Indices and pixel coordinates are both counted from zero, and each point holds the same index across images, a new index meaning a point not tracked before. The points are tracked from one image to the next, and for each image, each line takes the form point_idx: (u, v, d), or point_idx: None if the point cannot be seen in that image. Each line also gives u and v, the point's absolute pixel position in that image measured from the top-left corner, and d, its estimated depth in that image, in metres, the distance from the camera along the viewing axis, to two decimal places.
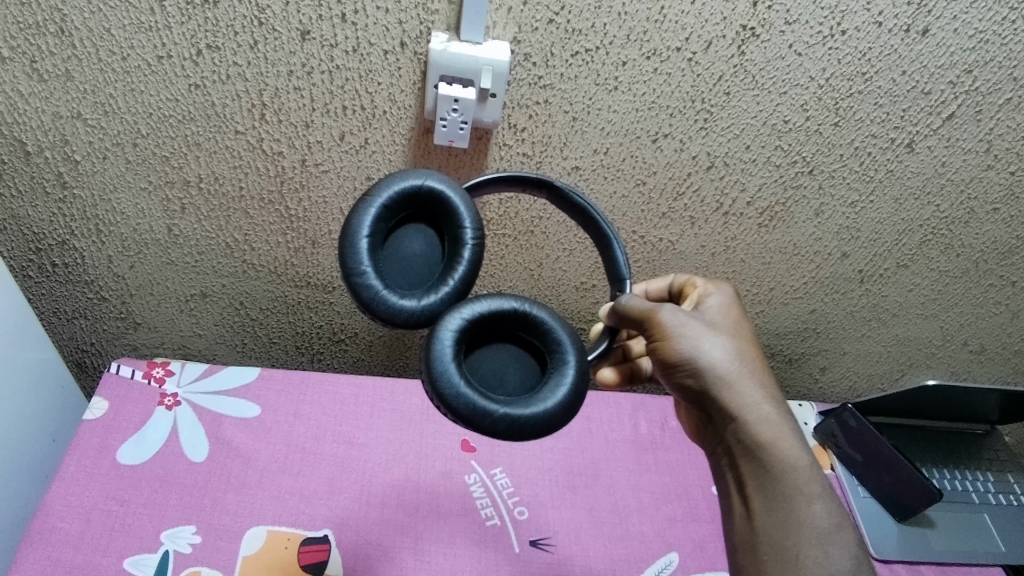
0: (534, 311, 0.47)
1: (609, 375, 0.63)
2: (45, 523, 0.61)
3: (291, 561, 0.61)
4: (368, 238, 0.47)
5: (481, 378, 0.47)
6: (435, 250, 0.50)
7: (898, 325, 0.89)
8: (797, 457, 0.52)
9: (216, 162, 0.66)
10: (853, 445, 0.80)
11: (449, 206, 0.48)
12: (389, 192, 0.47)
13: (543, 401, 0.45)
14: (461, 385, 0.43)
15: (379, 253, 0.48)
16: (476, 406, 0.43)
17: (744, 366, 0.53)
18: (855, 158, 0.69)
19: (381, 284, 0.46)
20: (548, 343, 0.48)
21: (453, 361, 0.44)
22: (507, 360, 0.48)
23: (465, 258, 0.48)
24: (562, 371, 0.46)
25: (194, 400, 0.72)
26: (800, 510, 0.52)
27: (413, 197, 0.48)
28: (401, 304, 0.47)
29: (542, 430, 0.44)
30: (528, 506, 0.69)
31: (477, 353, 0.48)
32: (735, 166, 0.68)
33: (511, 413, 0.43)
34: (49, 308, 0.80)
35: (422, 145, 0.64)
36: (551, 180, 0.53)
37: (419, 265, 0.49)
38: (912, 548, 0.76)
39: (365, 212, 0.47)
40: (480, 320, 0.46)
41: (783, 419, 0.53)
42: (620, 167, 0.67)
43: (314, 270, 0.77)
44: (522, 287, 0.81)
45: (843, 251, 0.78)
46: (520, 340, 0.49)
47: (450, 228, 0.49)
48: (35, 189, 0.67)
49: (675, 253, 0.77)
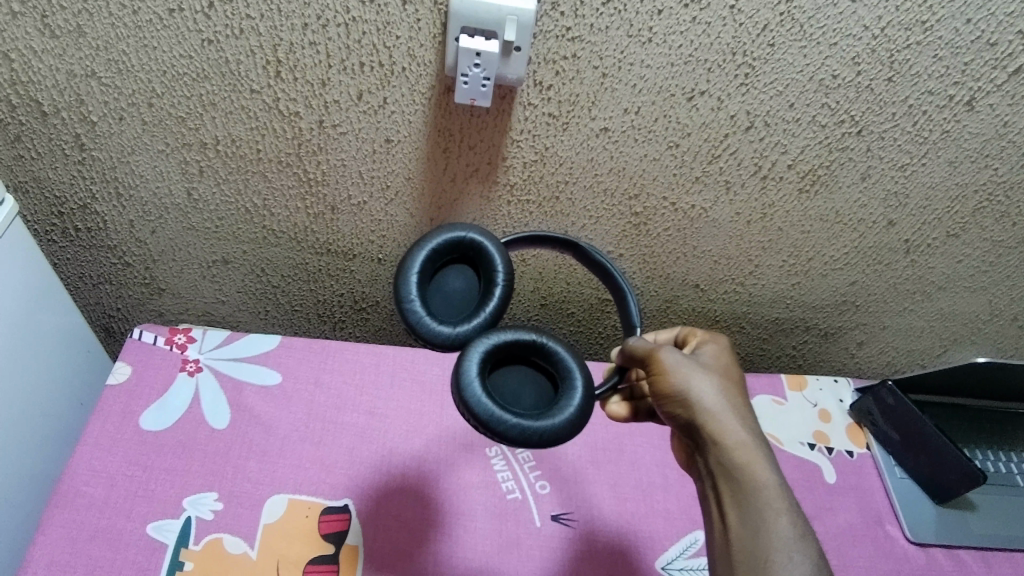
0: (550, 342, 0.50)
1: (619, 410, 0.61)
2: (70, 487, 0.61)
3: (311, 530, 0.61)
4: (417, 274, 0.52)
5: (499, 394, 0.49)
6: (473, 288, 0.55)
7: (944, 298, 0.84)
8: (767, 479, 0.48)
9: (232, 123, 0.64)
10: (891, 424, 0.76)
11: (484, 251, 0.53)
12: (438, 236, 0.53)
13: (552, 418, 0.47)
14: (483, 395, 0.46)
15: (425, 285, 0.53)
16: (490, 413, 0.45)
17: (732, 403, 0.51)
18: (908, 117, 0.63)
19: (423, 309, 0.51)
20: (561, 370, 0.50)
21: (478, 374, 0.47)
22: (525, 383, 0.50)
23: (495, 291, 0.52)
24: (571, 394, 0.48)
25: (216, 367, 0.71)
26: (768, 529, 0.47)
27: (457, 243, 0.54)
28: (439, 328, 0.51)
29: (547, 442, 0.46)
30: (550, 480, 0.67)
31: (498, 373, 0.50)
32: (777, 125, 0.63)
33: (522, 423, 0.45)
34: (74, 273, 0.80)
35: (444, 105, 0.61)
36: (575, 241, 0.59)
37: (457, 300, 0.54)
38: (951, 532, 0.73)
39: (416, 251, 0.52)
40: (503, 344, 0.49)
41: (761, 446, 0.50)
42: (652, 128, 0.63)
43: (335, 237, 0.76)
44: (546, 255, 0.78)
45: (889, 219, 0.74)
46: (539, 367, 0.51)
47: (486, 270, 0.54)
48: (54, 150, 0.66)
49: (708, 221, 0.74)
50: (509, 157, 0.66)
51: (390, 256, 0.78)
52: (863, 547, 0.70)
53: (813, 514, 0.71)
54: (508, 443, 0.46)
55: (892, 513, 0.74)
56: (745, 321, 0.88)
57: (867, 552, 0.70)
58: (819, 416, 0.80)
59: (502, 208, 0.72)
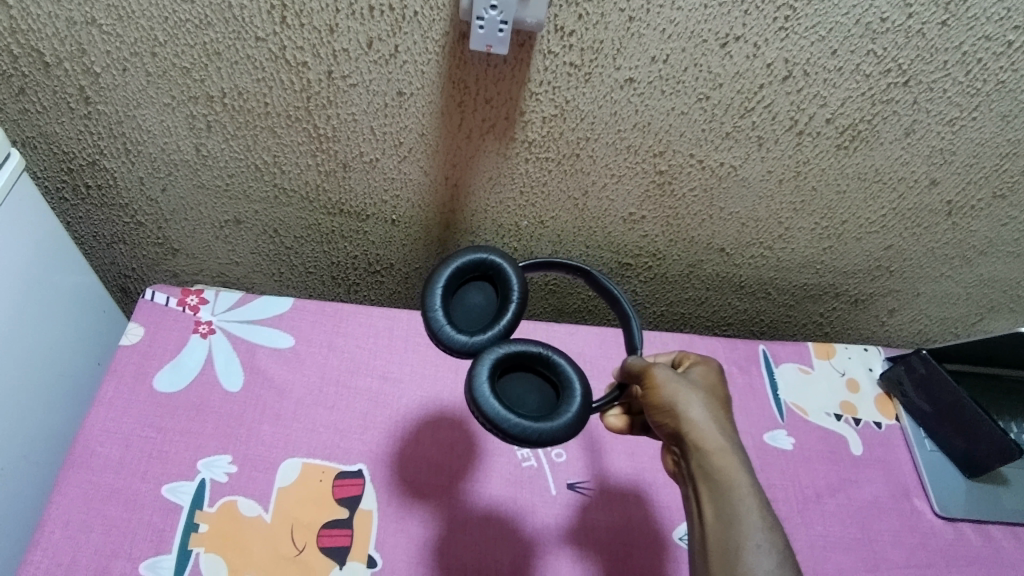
0: (556, 355, 0.51)
1: (615, 422, 0.56)
2: (85, 447, 0.61)
3: (325, 494, 0.60)
4: (442, 288, 0.53)
5: (505, 397, 0.49)
6: (492, 306, 0.55)
7: (984, 264, 0.80)
8: (738, 477, 0.46)
9: (238, 74, 0.61)
10: (922, 395, 0.73)
11: (504, 270, 0.54)
12: (462, 255, 0.54)
13: (551, 420, 0.47)
14: (490, 398, 0.46)
15: (448, 297, 0.53)
16: (496, 411, 0.46)
17: (717, 416, 0.49)
18: (961, 65, 0.58)
19: (445, 317, 0.51)
20: (563, 381, 0.51)
21: (488, 379, 0.47)
22: (530, 389, 0.51)
23: (511, 305, 0.52)
24: (570, 401, 0.49)
25: (228, 329, 0.70)
26: (735, 527, 0.45)
27: (480, 262, 0.54)
28: (456, 336, 0.51)
29: (544, 443, 0.47)
30: (566, 448, 0.66)
31: (505, 379, 0.50)
32: (817, 75, 0.59)
33: (523, 424, 0.46)
34: (88, 232, 0.79)
35: (458, 54, 0.58)
36: (587, 269, 0.59)
37: (476, 316, 0.54)
38: (982, 507, 0.69)
39: (442, 267, 0.53)
40: (512, 354, 0.50)
41: (742, 456, 0.48)
42: (681, 78, 0.59)
43: (347, 196, 0.74)
44: (566, 217, 0.75)
45: (932, 177, 0.69)
46: (545, 378, 0.52)
47: (502, 289, 0.54)
48: (59, 104, 0.64)
49: (738, 180, 0.70)
50: (528, 111, 0.63)
51: (405, 217, 0.76)
52: (890, 520, 0.68)
53: (838, 486, 0.69)
54: (508, 439, 0.46)
55: (920, 486, 0.71)
56: (771, 286, 0.85)
57: (894, 526, 0.67)
58: (847, 386, 0.76)
59: (519, 166, 0.69)
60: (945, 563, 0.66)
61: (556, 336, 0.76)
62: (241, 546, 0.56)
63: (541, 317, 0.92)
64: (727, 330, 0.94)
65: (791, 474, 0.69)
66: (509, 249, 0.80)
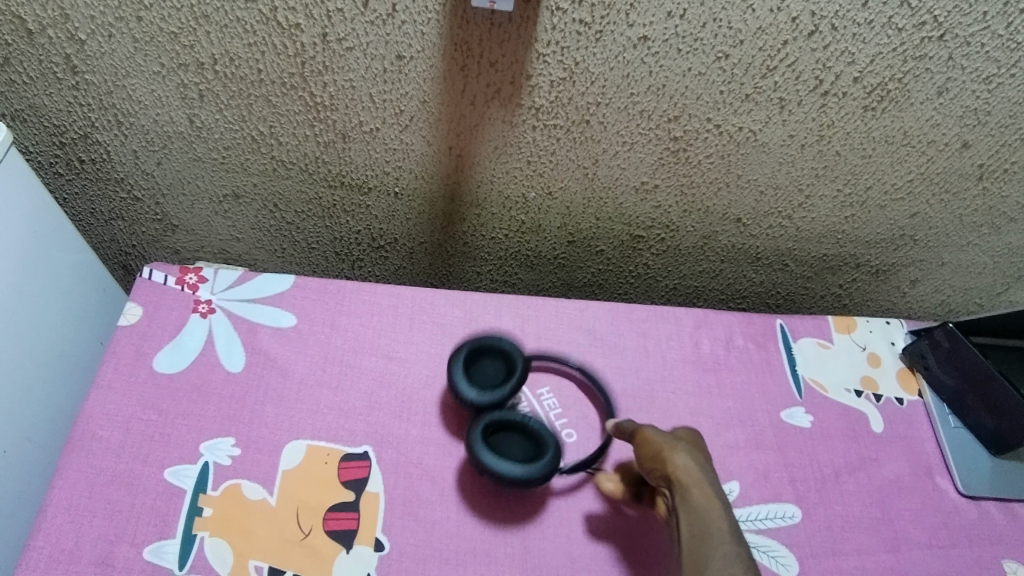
0: (540, 426, 0.59)
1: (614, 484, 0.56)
2: (85, 431, 0.59)
3: (331, 477, 0.59)
4: (465, 357, 0.63)
5: (492, 448, 0.58)
6: (499, 380, 0.62)
7: (1014, 231, 0.76)
8: (712, 508, 0.47)
9: (229, 39, 0.58)
10: (947, 369, 0.70)
11: (514, 352, 0.63)
12: (485, 336, 0.64)
13: (526, 470, 0.55)
14: (481, 442, 0.57)
15: (468, 366, 0.62)
16: (483, 449, 0.56)
17: (700, 464, 0.51)
18: (1002, 17, 0.54)
19: (462, 379, 0.61)
20: (541, 443, 0.58)
21: (483, 429, 0.58)
22: (515, 447, 0.58)
23: (515, 381, 0.61)
24: (543, 461, 0.56)
25: (229, 308, 0.68)
26: (706, 544, 0.45)
27: (498, 345, 0.64)
28: (466, 394, 0.60)
29: (514, 484, 0.55)
30: (577, 429, 0.65)
31: (496, 435, 0.59)
32: (845, 29, 0.55)
33: (500, 465, 0.55)
34: (85, 208, 0.77)
35: (460, 12, 0.54)
36: (578, 368, 0.68)
37: (485, 386, 0.62)
38: (1007, 485, 0.67)
39: (467, 342, 0.63)
40: (507, 418, 0.59)
41: (720, 498, 0.49)
42: (699, 35, 0.55)
43: (348, 168, 0.71)
44: (575, 187, 0.72)
45: (964, 139, 0.65)
46: (527, 441, 0.59)
47: (511, 367, 0.62)
48: (46, 74, 0.61)
49: (757, 145, 0.66)
50: (535, 74, 0.59)
51: (408, 189, 0.73)
52: (911, 499, 0.65)
53: (858, 464, 0.67)
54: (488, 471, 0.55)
55: (943, 464, 0.68)
56: (789, 257, 0.81)
57: (916, 504, 0.65)
58: (868, 360, 0.74)
59: (526, 134, 0.66)
60: (968, 543, 0.63)
61: (566, 312, 0.72)
62: (246, 530, 0.55)
63: (551, 293, 0.90)
64: (742, 303, 0.91)
65: (809, 453, 0.66)
66: (516, 222, 0.78)
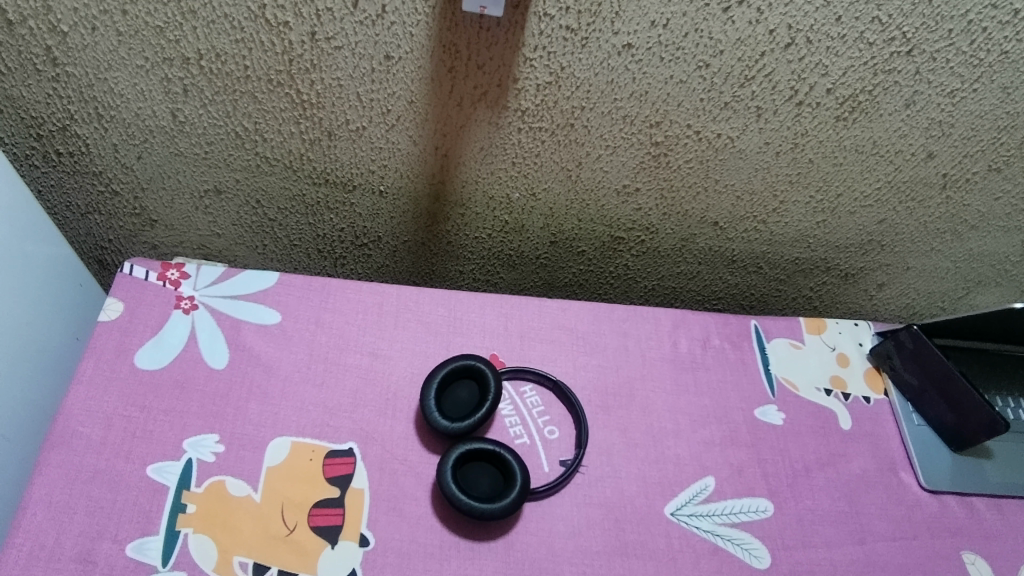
0: (508, 452, 0.59)
1: None
2: (65, 427, 0.58)
3: (316, 473, 0.59)
4: (438, 381, 0.63)
5: (462, 481, 0.59)
6: (472, 403, 0.63)
7: (974, 238, 0.80)
8: None
9: (216, 34, 0.58)
10: (910, 369, 0.73)
11: (485, 376, 0.63)
12: (458, 359, 0.64)
13: (492, 502, 0.56)
14: (449, 474, 0.58)
15: (441, 390, 0.63)
16: (450, 484, 0.57)
17: None
18: (966, 35, 0.57)
19: (434, 405, 0.61)
20: (509, 472, 0.59)
21: (451, 461, 0.58)
22: (483, 479, 0.59)
23: (486, 406, 0.61)
24: (509, 492, 0.57)
25: (213, 305, 0.68)
26: None
27: (471, 368, 0.64)
28: (437, 420, 0.61)
29: (481, 517, 0.56)
30: (559, 426, 0.66)
31: (466, 466, 0.60)
32: (820, 43, 0.57)
33: (467, 499, 0.56)
34: (60, 202, 0.76)
35: (449, 15, 0.55)
36: (550, 378, 0.68)
37: (458, 411, 0.63)
38: (966, 479, 0.70)
39: (440, 366, 0.63)
40: (476, 449, 0.59)
41: None
42: (681, 44, 0.57)
43: (333, 166, 0.71)
44: (558, 188, 0.74)
45: (929, 150, 0.68)
46: (498, 468, 0.60)
47: (483, 391, 0.63)
48: (25, 65, 0.60)
49: (734, 152, 0.68)
50: (522, 77, 0.60)
51: (392, 188, 0.74)
52: (877, 493, 0.68)
53: (828, 459, 0.69)
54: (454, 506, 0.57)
55: (907, 459, 0.71)
56: (763, 259, 0.84)
57: (881, 498, 0.68)
58: (837, 360, 0.76)
59: (512, 136, 0.67)
60: (929, 534, 0.67)
61: (548, 311, 0.74)
62: (231, 526, 0.56)
63: (532, 292, 0.91)
64: (717, 304, 0.93)
65: (782, 449, 0.69)
66: (500, 221, 0.79)
